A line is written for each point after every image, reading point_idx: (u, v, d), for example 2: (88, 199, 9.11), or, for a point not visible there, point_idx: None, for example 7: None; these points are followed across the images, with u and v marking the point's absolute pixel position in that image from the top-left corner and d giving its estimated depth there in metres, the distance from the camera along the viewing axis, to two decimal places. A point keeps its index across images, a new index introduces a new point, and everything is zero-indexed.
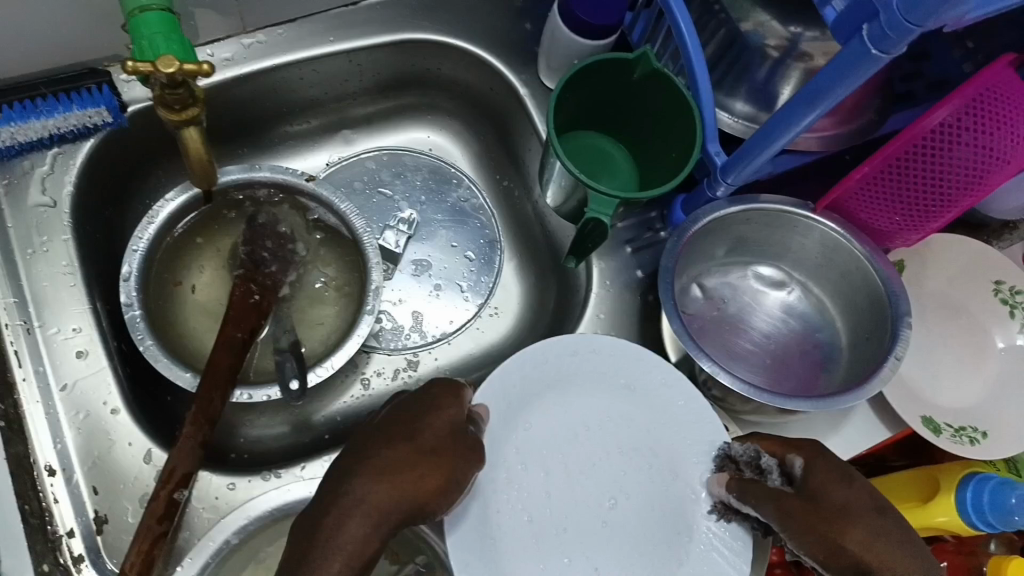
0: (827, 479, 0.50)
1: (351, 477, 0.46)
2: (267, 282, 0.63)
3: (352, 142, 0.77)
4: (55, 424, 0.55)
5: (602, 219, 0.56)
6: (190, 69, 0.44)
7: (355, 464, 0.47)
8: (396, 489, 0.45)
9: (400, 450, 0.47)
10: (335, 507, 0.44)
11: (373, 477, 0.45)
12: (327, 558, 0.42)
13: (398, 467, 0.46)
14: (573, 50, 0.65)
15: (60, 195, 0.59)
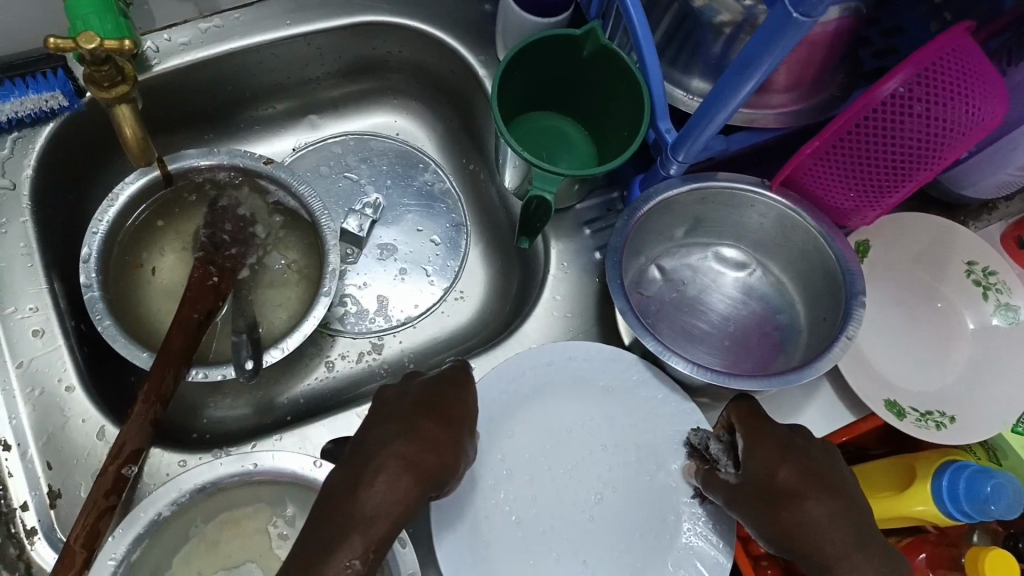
0: (766, 461, 0.48)
1: (390, 441, 0.45)
2: (224, 265, 0.65)
3: (318, 127, 0.78)
4: (10, 401, 0.56)
5: (544, 197, 0.57)
6: (111, 47, 0.46)
7: (386, 431, 0.46)
8: (434, 458, 0.46)
9: (432, 421, 0.47)
10: (375, 469, 0.44)
11: (411, 444, 0.45)
12: (364, 520, 0.41)
13: (433, 437, 0.46)
14: (526, 30, 0.64)
15: (20, 178, 0.60)
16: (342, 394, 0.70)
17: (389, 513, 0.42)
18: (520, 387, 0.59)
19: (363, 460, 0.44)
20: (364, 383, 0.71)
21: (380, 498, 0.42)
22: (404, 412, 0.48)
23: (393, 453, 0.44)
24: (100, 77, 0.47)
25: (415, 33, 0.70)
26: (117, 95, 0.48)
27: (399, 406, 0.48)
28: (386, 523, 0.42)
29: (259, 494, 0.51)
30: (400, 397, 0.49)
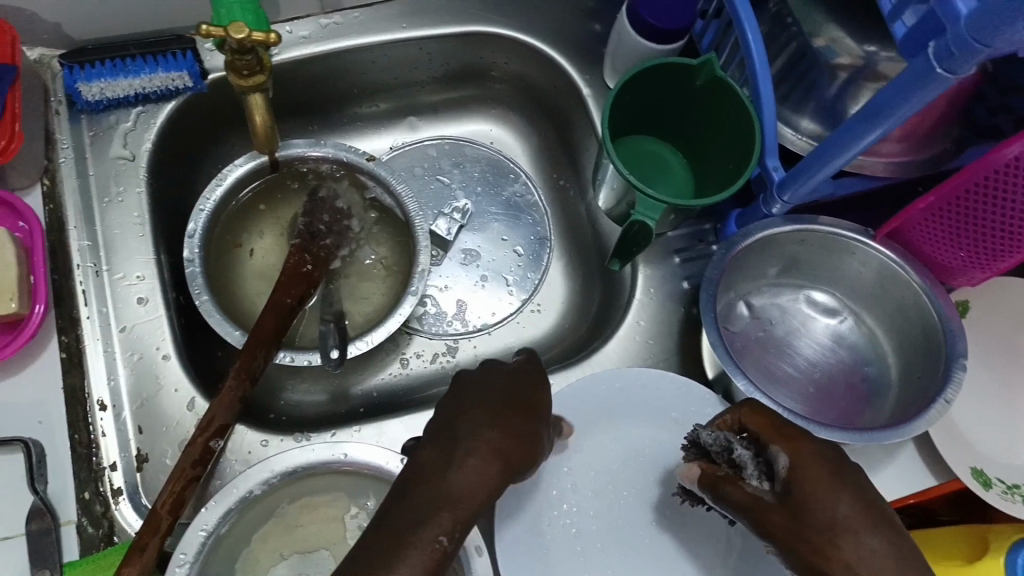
0: (817, 485, 0.44)
1: (479, 429, 0.44)
2: (318, 253, 0.66)
3: (416, 129, 0.79)
4: (111, 363, 0.58)
5: (645, 222, 0.56)
6: (258, 38, 0.46)
7: (471, 418, 0.45)
8: (520, 449, 0.45)
9: (516, 412, 0.46)
10: (464, 454, 0.43)
11: (498, 434, 0.44)
12: (452, 503, 0.41)
13: (519, 428, 0.46)
14: (638, 53, 0.64)
15: (140, 150, 0.63)
16: (414, 391, 0.71)
17: (476, 500, 0.42)
18: (599, 409, 0.58)
19: (448, 446, 0.43)
20: (435, 385, 0.72)
21: (465, 483, 0.42)
22: (486, 397, 0.47)
23: (481, 442, 0.43)
24: (241, 64, 0.48)
25: (525, 47, 0.70)
26: (253, 84, 0.49)
27: (482, 391, 0.47)
28: (471, 508, 0.41)
29: (341, 481, 0.51)
30: (482, 381, 0.48)
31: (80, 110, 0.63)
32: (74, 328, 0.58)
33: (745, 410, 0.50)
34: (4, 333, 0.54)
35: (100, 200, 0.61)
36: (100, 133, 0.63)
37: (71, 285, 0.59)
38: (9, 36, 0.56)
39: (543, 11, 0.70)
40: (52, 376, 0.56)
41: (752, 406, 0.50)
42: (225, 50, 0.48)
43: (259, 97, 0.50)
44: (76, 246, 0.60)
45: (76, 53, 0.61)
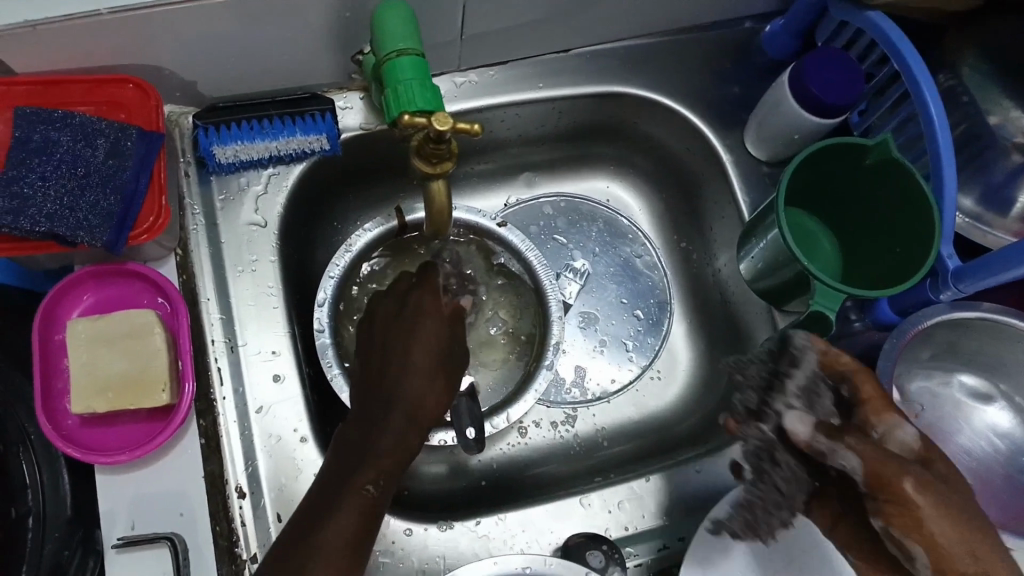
0: (946, 469, 0.44)
1: (405, 383, 0.50)
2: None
3: (533, 184, 0.76)
4: (247, 445, 0.56)
5: (827, 313, 0.54)
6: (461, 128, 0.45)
7: (407, 364, 0.51)
8: (427, 404, 0.51)
9: (413, 353, 0.51)
10: (404, 409, 0.50)
11: (427, 390, 0.51)
12: (382, 450, 0.48)
13: (424, 384, 0.51)
14: (794, 123, 0.61)
15: (271, 217, 0.60)
16: (531, 466, 0.67)
17: (387, 455, 0.48)
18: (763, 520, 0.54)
19: (381, 404, 0.50)
20: (538, 464, 0.67)
21: (390, 443, 0.49)
22: (409, 346, 0.52)
23: (410, 394, 0.50)
24: (433, 152, 0.46)
25: (659, 108, 0.67)
26: (440, 170, 0.48)
27: (416, 338, 0.52)
28: (397, 463, 0.49)
29: None
30: (405, 324, 0.53)
31: (210, 172, 0.60)
32: (210, 410, 0.55)
33: (869, 378, 0.48)
34: (151, 421, 0.52)
35: (233, 269, 0.59)
36: (230, 197, 0.60)
37: (206, 363, 0.56)
38: (154, 101, 0.53)
39: (680, 72, 0.67)
40: (190, 466, 0.53)
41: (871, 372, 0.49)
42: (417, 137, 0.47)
43: (441, 183, 0.49)
44: (211, 321, 0.57)
45: (209, 113, 0.57)
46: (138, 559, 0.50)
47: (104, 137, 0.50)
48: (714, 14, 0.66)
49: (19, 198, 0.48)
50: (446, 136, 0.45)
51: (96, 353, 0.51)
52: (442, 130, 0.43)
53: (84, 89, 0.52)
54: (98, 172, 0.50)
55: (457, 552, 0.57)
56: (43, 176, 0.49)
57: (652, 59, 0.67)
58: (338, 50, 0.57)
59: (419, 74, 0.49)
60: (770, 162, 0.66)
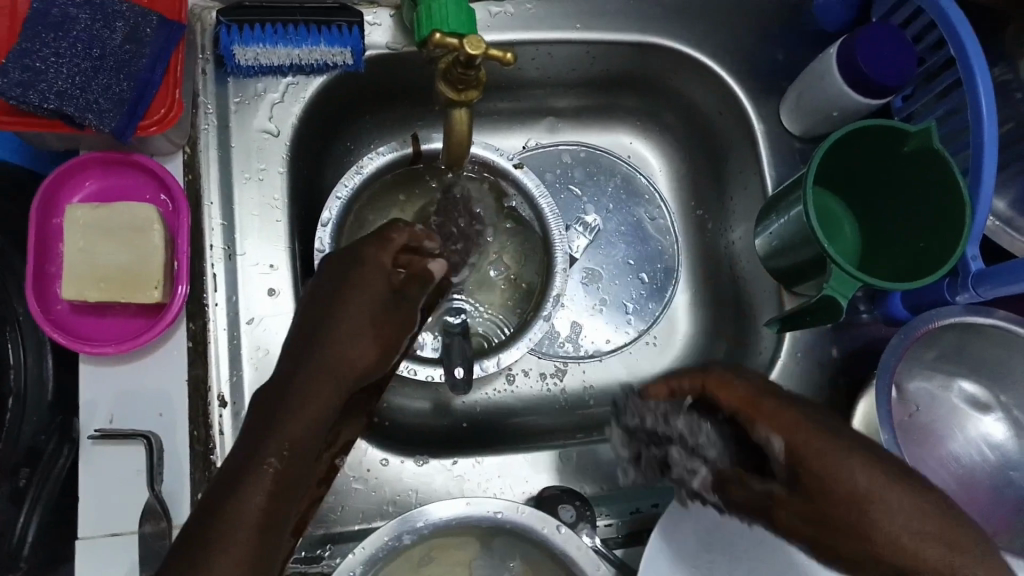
0: (819, 458, 0.40)
1: (335, 342, 0.45)
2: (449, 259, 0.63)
3: (555, 130, 0.73)
4: (235, 355, 0.55)
5: (838, 300, 0.52)
6: (492, 55, 0.44)
7: (341, 314, 0.46)
8: (351, 366, 0.46)
9: (349, 299, 0.47)
10: (324, 369, 0.44)
11: (361, 346, 0.46)
12: (297, 425, 0.41)
13: (356, 339, 0.46)
14: (835, 101, 0.58)
15: (285, 126, 0.59)
16: (514, 414, 0.67)
17: (309, 421, 0.42)
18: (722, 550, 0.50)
19: (302, 358, 0.44)
20: (521, 414, 0.67)
21: (316, 404, 0.43)
22: (346, 301, 0.47)
23: (326, 356, 0.45)
24: (459, 78, 0.45)
25: (698, 67, 0.64)
26: (464, 98, 0.46)
27: (346, 301, 0.47)
28: (299, 443, 0.41)
29: (495, 534, 0.49)
30: (341, 272, 0.48)
31: (227, 72, 0.58)
32: (201, 315, 0.55)
33: (718, 376, 0.48)
34: (141, 317, 0.52)
35: (240, 174, 0.58)
36: (245, 101, 0.58)
37: (202, 268, 0.55)
38: None
39: (726, 31, 0.64)
40: (175, 368, 0.53)
41: (724, 378, 0.48)
42: (445, 59, 0.45)
43: (463, 112, 0.47)
44: (212, 225, 0.56)
45: (235, 10, 0.56)
46: (114, 452, 0.51)
47: (124, 21, 0.49)
48: None
49: (31, 71, 0.46)
50: (476, 60, 0.44)
51: (93, 241, 0.50)
52: (473, 53, 0.42)
53: None
54: (115, 56, 0.48)
55: (430, 488, 0.57)
56: (57, 51, 0.47)
57: (699, 13, 0.64)
58: None
59: None
60: (803, 138, 0.64)
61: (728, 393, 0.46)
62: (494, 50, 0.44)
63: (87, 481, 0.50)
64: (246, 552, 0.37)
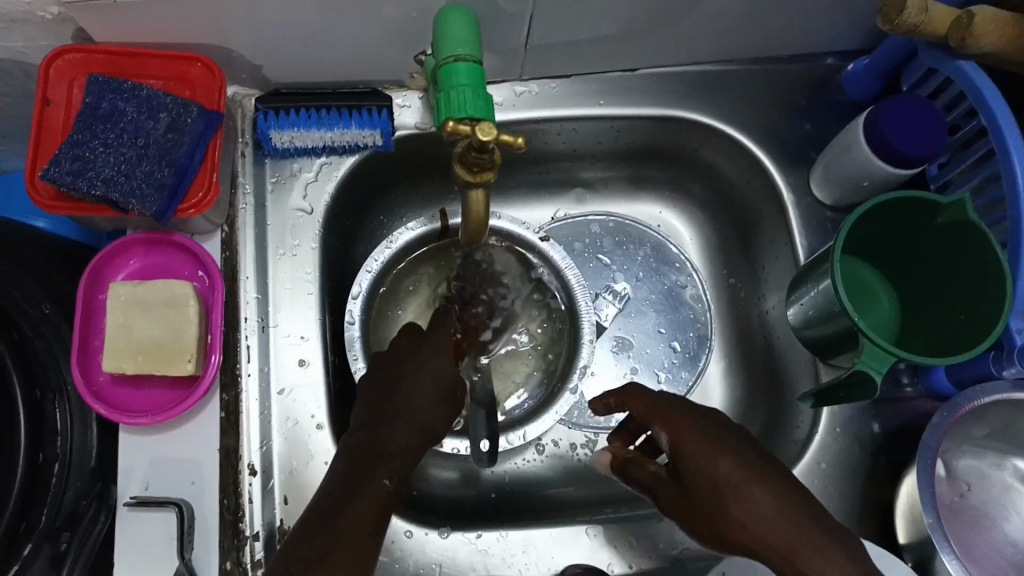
0: (694, 450, 0.45)
1: (414, 396, 0.49)
2: (470, 320, 0.63)
3: (584, 201, 0.74)
4: (265, 425, 0.57)
5: (870, 375, 0.50)
6: (504, 140, 0.45)
7: (424, 372, 0.51)
8: (431, 424, 0.49)
9: (419, 364, 0.51)
10: (413, 421, 0.48)
11: (433, 407, 0.49)
12: (394, 458, 0.45)
13: (431, 402, 0.49)
14: (863, 169, 0.58)
15: (318, 205, 0.61)
16: (544, 486, 0.66)
17: (404, 454, 0.46)
18: None
19: (389, 413, 0.48)
20: (552, 485, 0.66)
21: (407, 434, 0.47)
22: (424, 370, 0.51)
23: (416, 409, 0.49)
24: (474, 161, 0.47)
25: (723, 138, 0.65)
26: (480, 180, 0.48)
27: (428, 363, 0.51)
28: (404, 463, 0.46)
29: None
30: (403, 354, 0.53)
31: (266, 154, 0.61)
32: (234, 386, 0.56)
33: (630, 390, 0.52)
34: (176, 390, 0.54)
35: (275, 251, 0.60)
36: (282, 181, 0.61)
37: (236, 339, 0.57)
38: (219, 81, 0.54)
39: (749, 103, 0.65)
40: (207, 439, 0.54)
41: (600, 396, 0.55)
42: (461, 145, 0.47)
43: (480, 193, 0.49)
44: (247, 299, 0.58)
45: (275, 98, 0.59)
46: (148, 521, 0.52)
47: (167, 111, 0.52)
48: (792, 47, 0.64)
49: (80, 161, 0.49)
50: (489, 146, 0.45)
51: (133, 316, 0.52)
52: (484, 139, 0.43)
53: (157, 62, 0.54)
54: (158, 145, 0.51)
55: (455, 562, 0.56)
56: (105, 142, 0.50)
57: (721, 87, 0.65)
58: (401, 47, 0.57)
59: (474, 82, 0.49)
60: (833, 207, 0.63)
61: (637, 404, 0.51)
62: (506, 135, 0.45)
63: (122, 550, 0.52)
64: (357, 539, 0.40)
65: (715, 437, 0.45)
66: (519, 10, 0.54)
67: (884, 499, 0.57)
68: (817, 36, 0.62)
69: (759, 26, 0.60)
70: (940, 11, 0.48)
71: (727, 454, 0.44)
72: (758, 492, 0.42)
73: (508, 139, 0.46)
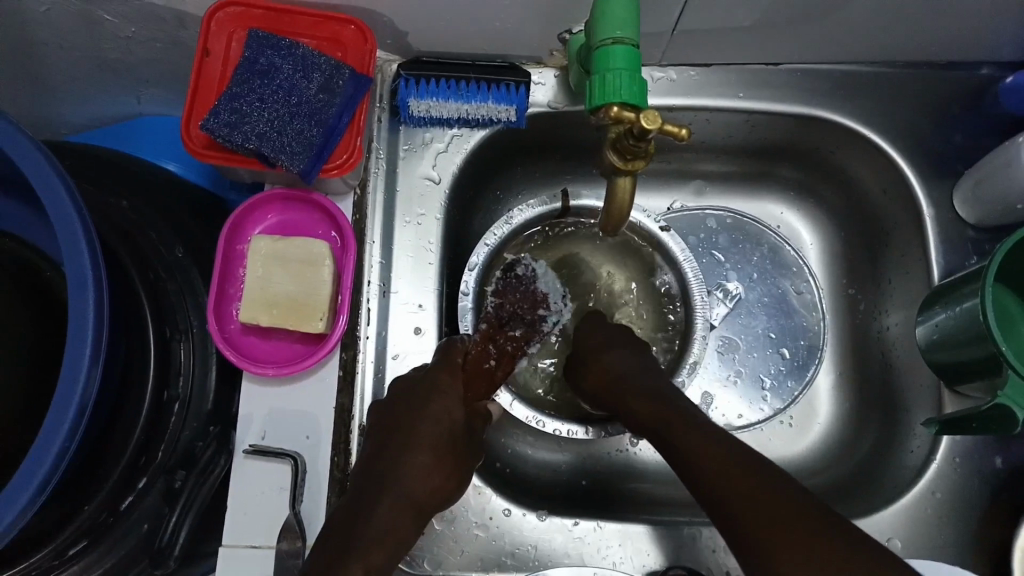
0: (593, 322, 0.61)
1: (411, 464, 0.46)
2: (506, 346, 0.61)
3: (703, 195, 0.73)
4: (378, 389, 0.59)
5: (1016, 412, 0.48)
6: (668, 130, 0.44)
7: (420, 430, 0.48)
8: (432, 495, 0.47)
9: (413, 420, 0.49)
10: (403, 489, 0.45)
11: (431, 468, 0.47)
12: (384, 523, 0.42)
13: (432, 462, 0.47)
14: (1021, 192, 0.54)
15: (446, 175, 0.62)
16: (634, 478, 0.66)
17: (394, 510, 0.44)
18: None
19: (377, 480, 0.45)
20: (641, 479, 0.66)
21: (398, 499, 0.44)
22: (427, 420, 0.49)
23: (412, 479, 0.46)
24: (629, 148, 0.46)
25: (863, 142, 0.62)
26: (630, 167, 0.47)
27: (429, 415, 0.49)
28: (399, 531, 0.43)
29: None
30: (406, 405, 0.50)
31: (400, 121, 0.62)
32: (354, 346, 0.58)
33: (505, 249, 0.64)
34: (302, 344, 0.56)
35: (401, 217, 0.62)
36: (413, 149, 0.63)
37: (359, 301, 0.59)
38: (369, 46, 0.54)
39: (898, 110, 0.62)
40: (324, 394, 0.56)
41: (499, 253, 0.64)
42: (618, 130, 0.47)
43: (627, 180, 0.48)
44: (371, 264, 0.60)
45: (415, 65, 0.59)
46: (264, 467, 0.54)
47: (320, 72, 0.52)
48: (953, 53, 0.60)
49: (238, 114, 0.51)
50: (649, 135, 0.45)
51: (270, 271, 0.54)
52: (649, 128, 0.42)
53: (311, 21, 0.54)
54: (309, 103, 0.52)
55: (550, 546, 0.57)
56: (261, 97, 0.51)
57: (869, 90, 0.62)
58: (548, 25, 0.56)
59: (630, 65, 0.48)
60: (977, 227, 0.60)
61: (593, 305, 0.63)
62: (670, 125, 0.44)
63: (235, 493, 0.54)
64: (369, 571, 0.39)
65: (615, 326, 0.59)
66: None
67: (1001, 534, 0.55)
68: (984, 43, 0.59)
69: (926, 27, 0.57)
70: None
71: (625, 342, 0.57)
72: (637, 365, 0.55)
73: (670, 129, 0.45)
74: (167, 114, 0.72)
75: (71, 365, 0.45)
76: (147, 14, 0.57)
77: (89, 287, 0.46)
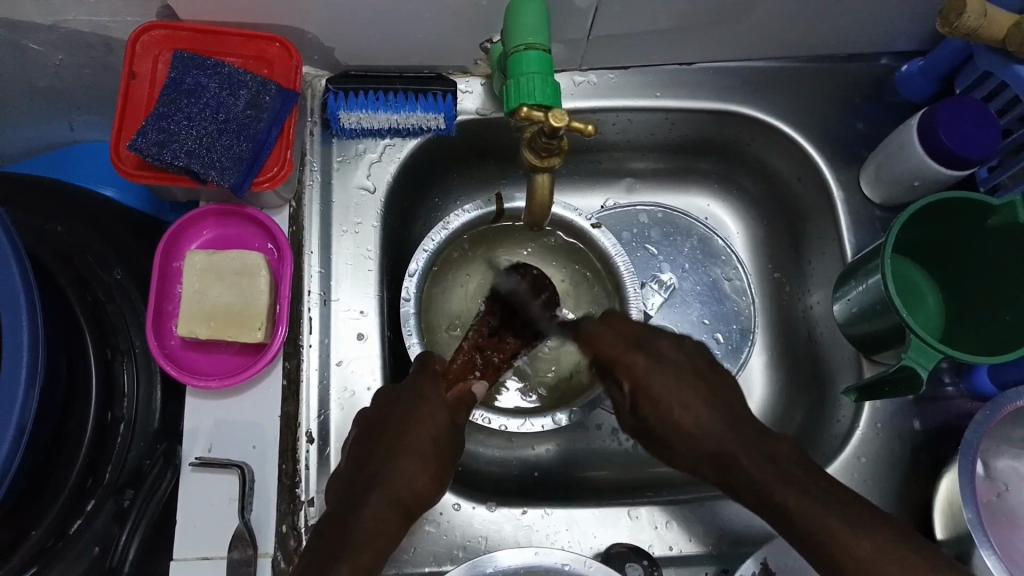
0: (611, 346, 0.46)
1: (395, 471, 0.47)
2: (492, 357, 0.60)
3: (633, 192, 0.77)
4: (324, 396, 0.60)
5: (917, 371, 0.52)
6: (574, 128, 0.46)
7: (407, 437, 0.48)
8: (420, 496, 0.47)
9: (398, 430, 0.49)
10: (387, 496, 0.46)
11: (416, 475, 0.47)
12: (362, 539, 0.43)
13: (418, 467, 0.47)
14: (917, 171, 0.58)
15: (380, 184, 0.64)
16: (583, 469, 0.68)
17: (376, 524, 0.44)
18: None
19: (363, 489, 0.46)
20: (590, 469, 0.68)
21: (379, 510, 0.45)
22: (415, 428, 0.49)
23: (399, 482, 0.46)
24: (543, 146, 0.48)
25: (776, 133, 0.66)
26: (547, 165, 0.50)
27: (415, 422, 0.49)
28: (381, 541, 0.44)
29: None
30: (391, 417, 0.50)
31: (333, 134, 0.64)
32: (296, 354, 0.60)
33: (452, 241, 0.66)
34: (243, 355, 0.57)
35: (339, 226, 0.63)
36: (347, 161, 0.65)
37: (300, 312, 0.60)
38: (295, 61, 0.56)
39: (804, 102, 0.66)
40: (269, 402, 0.57)
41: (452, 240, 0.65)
42: (531, 130, 0.49)
43: (545, 177, 0.51)
44: (311, 273, 0.61)
45: (342, 79, 0.61)
46: (214, 478, 0.55)
47: (247, 89, 0.54)
48: (850, 47, 0.65)
49: (166, 132, 0.52)
50: (559, 132, 0.47)
51: (207, 285, 0.55)
52: (557, 125, 0.45)
53: (237, 40, 0.56)
54: (237, 119, 0.54)
55: (500, 536, 0.59)
56: (188, 116, 0.52)
57: (777, 85, 0.66)
58: (468, 35, 0.59)
59: (543, 69, 0.50)
60: (883, 206, 0.64)
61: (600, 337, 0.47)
62: (576, 123, 0.46)
63: (187, 504, 0.54)
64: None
65: (650, 352, 0.46)
66: (587, 4, 0.55)
67: (924, 491, 0.58)
68: (876, 37, 0.63)
69: (823, 24, 0.61)
70: (999, 16, 0.50)
71: (668, 369, 0.44)
72: (702, 407, 0.43)
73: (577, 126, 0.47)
74: (102, 139, 0.73)
75: (7, 386, 0.44)
76: (75, 41, 0.58)
77: (22, 307, 0.45)
